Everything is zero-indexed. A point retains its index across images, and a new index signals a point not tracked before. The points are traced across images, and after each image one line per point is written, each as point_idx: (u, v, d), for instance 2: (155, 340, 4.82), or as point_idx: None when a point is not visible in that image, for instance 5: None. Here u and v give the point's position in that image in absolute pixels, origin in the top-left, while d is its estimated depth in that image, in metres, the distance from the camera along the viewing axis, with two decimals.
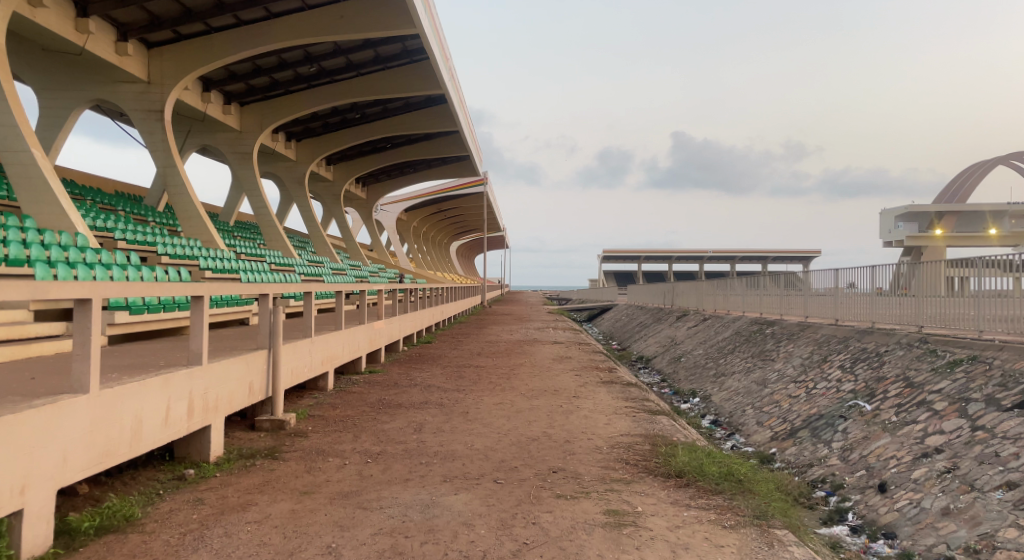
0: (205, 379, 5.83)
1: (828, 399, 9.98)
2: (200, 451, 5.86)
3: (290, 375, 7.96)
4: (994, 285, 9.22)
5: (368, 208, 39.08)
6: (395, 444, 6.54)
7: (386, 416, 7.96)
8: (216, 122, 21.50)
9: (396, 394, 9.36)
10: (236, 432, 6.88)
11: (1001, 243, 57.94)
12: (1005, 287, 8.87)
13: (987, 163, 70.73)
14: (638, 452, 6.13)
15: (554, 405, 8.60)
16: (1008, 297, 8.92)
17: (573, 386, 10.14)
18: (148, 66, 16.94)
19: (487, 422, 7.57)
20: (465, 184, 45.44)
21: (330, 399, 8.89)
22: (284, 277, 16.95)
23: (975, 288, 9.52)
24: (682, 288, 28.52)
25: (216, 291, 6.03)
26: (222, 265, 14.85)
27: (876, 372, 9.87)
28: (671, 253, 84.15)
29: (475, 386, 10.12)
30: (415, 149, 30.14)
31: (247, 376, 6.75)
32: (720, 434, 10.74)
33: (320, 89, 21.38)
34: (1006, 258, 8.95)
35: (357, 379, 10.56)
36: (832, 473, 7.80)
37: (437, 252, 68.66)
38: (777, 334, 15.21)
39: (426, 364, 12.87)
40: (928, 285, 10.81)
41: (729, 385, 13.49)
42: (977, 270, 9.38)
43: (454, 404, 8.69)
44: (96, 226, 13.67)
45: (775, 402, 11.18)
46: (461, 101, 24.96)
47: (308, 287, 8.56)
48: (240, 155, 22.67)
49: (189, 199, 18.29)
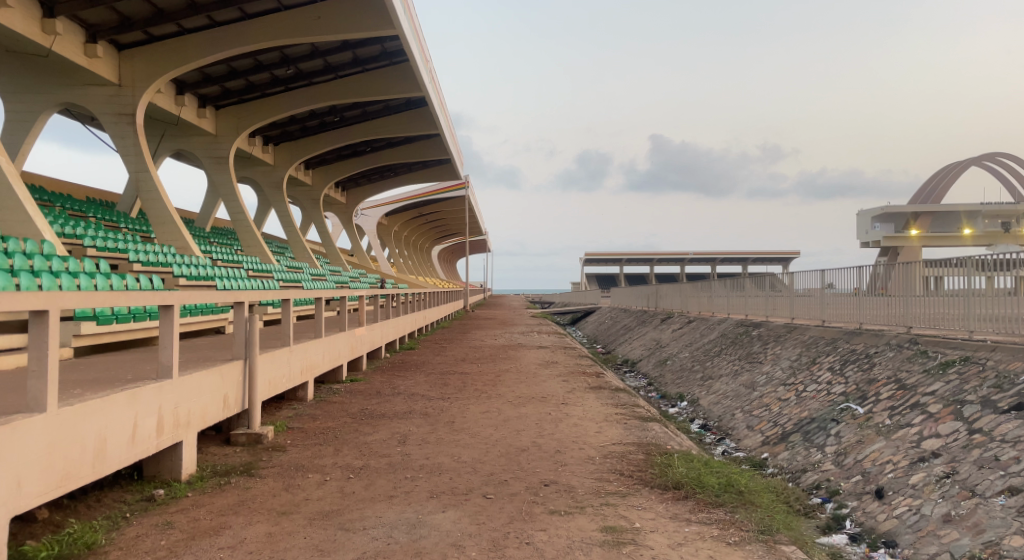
0: (175, 393, 5.51)
1: (819, 402, 9.83)
2: (171, 469, 5.55)
3: (268, 386, 7.65)
4: (966, 284, 9.40)
5: (348, 213, 38.65)
6: (378, 458, 6.26)
7: (369, 427, 7.66)
8: (191, 125, 21.02)
9: (379, 404, 9.07)
10: (210, 447, 6.55)
11: (975, 243, 58.85)
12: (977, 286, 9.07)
13: (961, 164, 71.77)
14: (633, 463, 5.91)
15: (543, 412, 8.36)
16: (995, 297, 8.85)
17: (561, 392, 9.91)
18: (119, 68, 16.47)
19: (474, 433, 7.31)
20: (446, 188, 45.15)
21: (310, 410, 8.58)
22: (262, 283, 16.55)
23: (947, 287, 9.72)
24: (666, 290, 28.46)
25: (187, 300, 5.71)
26: (197, 272, 14.45)
27: (867, 374, 9.74)
28: (652, 255, 84.39)
29: (460, 394, 9.85)
30: (395, 152, 29.79)
31: (222, 388, 6.43)
32: (710, 438, 10.57)
33: (298, 92, 21.00)
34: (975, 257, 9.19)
35: (338, 388, 10.25)
36: (828, 479, 7.63)
37: (419, 256, 68.23)
38: (763, 335, 15.12)
39: (410, 371, 12.57)
40: (902, 284, 11.00)
41: (718, 389, 13.33)
42: (948, 270, 9.60)
43: (440, 413, 8.41)
44: (64, 233, 13.21)
45: (765, 405, 11.04)
46: (442, 103, 24.69)
47: (286, 294, 8.26)
48: (216, 159, 22.20)
49: (163, 205, 17.80)
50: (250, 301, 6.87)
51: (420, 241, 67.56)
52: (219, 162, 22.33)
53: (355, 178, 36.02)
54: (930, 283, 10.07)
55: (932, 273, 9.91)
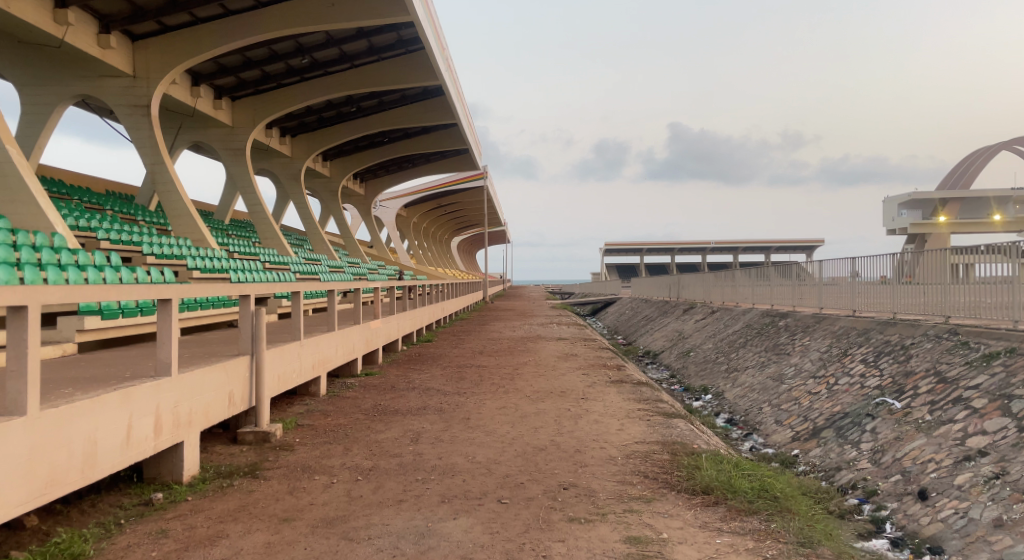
0: (174, 391, 5.26)
1: (853, 395, 9.38)
2: (172, 471, 5.32)
3: (278, 382, 7.40)
4: (993, 271, 9.17)
5: (367, 204, 38.49)
6: (389, 458, 5.96)
7: (381, 424, 7.37)
8: (206, 117, 20.89)
9: (392, 399, 8.79)
10: (215, 447, 6.31)
11: (1006, 229, 56.96)
12: (1006, 273, 8.85)
13: (991, 148, 69.93)
14: (657, 464, 5.56)
15: (562, 408, 8.02)
16: None
17: (581, 387, 9.56)
18: (133, 59, 16.34)
19: (490, 430, 6.99)
20: (464, 179, 44.85)
21: (322, 407, 8.32)
22: (278, 275, 16.37)
23: (977, 274, 9.49)
24: (687, 280, 27.91)
25: (187, 293, 5.46)
26: (211, 265, 14.27)
27: (903, 366, 9.25)
28: (673, 244, 83.48)
29: (477, 388, 9.54)
30: (413, 143, 29.50)
31: (227, 385, 6.18)
32: (737, 434, 10.18)
33: (313, 82, 20.77)
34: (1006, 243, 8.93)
35: (352, 383, 10.00)
36: (865, 478, 7.22)
37: (438, 248, 68.07)
38: (790, 326, 14.61)
39: (426, 364, 12.29)
40: (931, 272, 10.71)
41: (743, 381, 12.89)
42: (976, 256, 9.39)
43: (455, 410, 8.11)
44: (79, 226, 13.10)
45: (794, 398, 10.59)
46: (459, 92, 24.32)
47: (296, 286, 8.01)
48: (233, 151, 22.07)
49: (179, 198, 17.66)
50: (256, 295, 6.62)
51: (439, 233, 67.40)
52: (235, 154, 22.19)
53: (373, 169, 35.81)
54: (958, 270, 9.89)
55: (960, 260, 9.68)
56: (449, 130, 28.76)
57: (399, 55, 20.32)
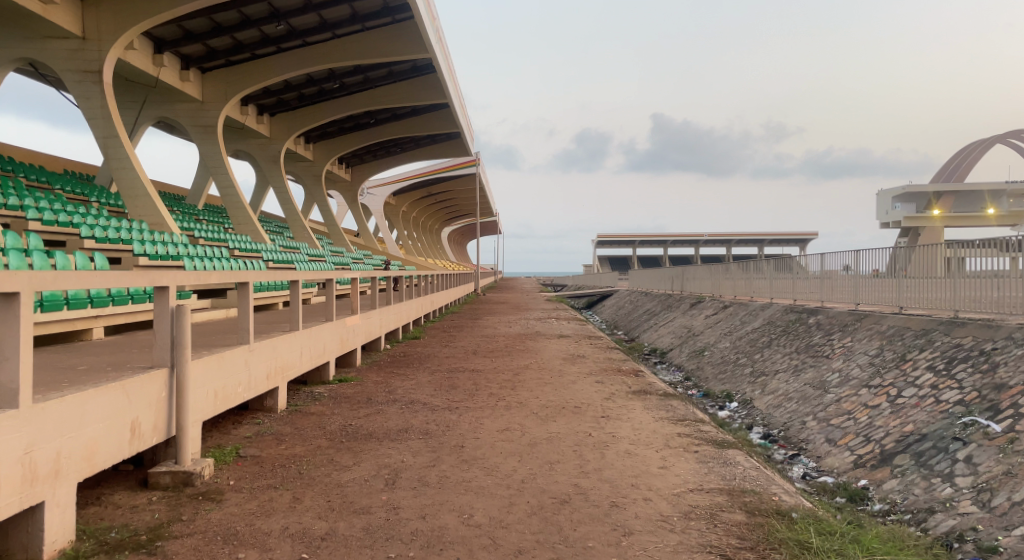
0: (26, 430, 3.56)
1: (927, 413, 7.72)
2: (27, 546, 3.63)
3: (213, 399, 5.68)
4: (987, 265, 9.38)
5: (353, 191, 36.56)
6: (354, 518, 4.25)
7: (349, 456, 5.66)
8: (172, 89, 18.96)
9: (367, 417, 7.06)
10: (114, 498, 4.57)
11: (998, 223, 55.60)
12: (1002, 267, 9.05)
13: (985, 140, 68.74)
14: (736, 534, 3.94)
15: (580, 433, 6.31)
16: (1015, 278, 8.92)
17: (598, 400, 7.86)
18: (83, 19, 14.44)
19: (490, 468, 5.29)
20: (455, 165, 43.10)
21: (278, 428, 6.59)
22: (246, 264, 14.58)
23: (967, 269, 9.73)
24: (690, 272, 26.27)
25: (51, 283, 3.75)
26: (164, 251, 12.47)
27: (990, 378, 7.60)
28: (666, 236, 81.93)
29: (471, 401, 7.84)
30: (401, 125, 27.65)
31: (127, 413, 4.45)
32: (780, 455, 8.54)
33: (291, 53, 18.95)
34: (1002, 239, 9.09)
35: (320, 393, 8.27)
36: (975, 527, 5.59)
37: (428, 237, 66.14)
38: (823, 324, 12.95)
39: (410, 369, 10.53)
40: (920, 266, 11.06)
41: (775, 388, 11.24)
42: (969, 250, 9.63)
43: (445, 433, 6.41)
44: (7, 203, 11.26)
45: (847, 413, 8.93)
46: (450, 69, 22.56)
47: (246, 276, 6.31)
48: (204, 128, 20.17)
49: (137, 176, 15.54)
50: (177, 286, 4.94)
51: (429, 222, 65.50)
52: (205, 131, 20.27)
53: (359, 153, 33.87)
54: (949, 263, 10.13)
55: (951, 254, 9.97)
56: (440, 112, 26.97)
57: (384, 25, 18.54)
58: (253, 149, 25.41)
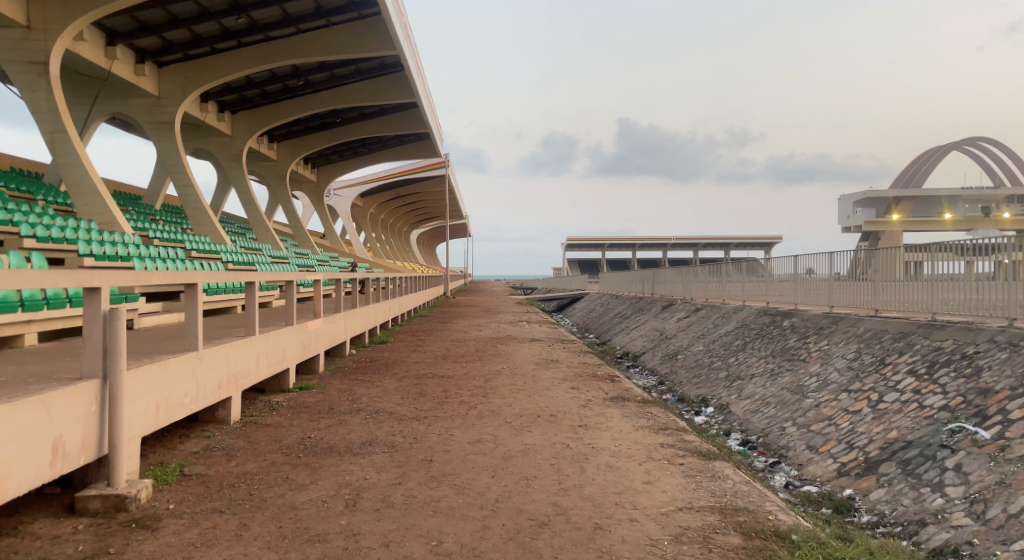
0: None
1: (911, 419, 7.50)
2: None
3: (155, 412, 5.15)
4: (947, 269, 9.48)
5: (318, 191, 35.74)
6: (308, 548, 3.79)
7: (306, 474, 5.17)
8: (126, 84, 18.14)
9: (328, 428, 6.57)
10: (33, 528, 4.03)
11: (955, 228, 56.12)
12: (959, 271, 9.18)
13: (942, 148, 70.44)
14: None
15: (557, 444, 5.90)
16: (976, 281, 9.00)
17: (574, 408, 7.49)
18: (27, 7, 13.64)
19: (462, 486, 4.86)
20: (424, 167, 42.55)
21: (230, 442, 6.06)
22: (203, 265, 13.90)
23: (930, 273, 9.78)
24: (661, 275, 26.13)
25: None
26: (113, 252, 11.78)
27: (975, 383, 7.41)
28: (635, 239, 82.29)
29: (440, 410, 7.40)
30: (368, 124, 27.05)
31: (45, 431, 3.93)
32: (761, 463, 8.26)
33: (253, 48, 18.29)
34: (959, 244, 9.24)
35: (278, 402, 7.73)
36: (971, 542, 5.33)
37: (397, 240, 65.34)
38: (797, 327, 12.80)
39: (376, 375, 10.03)
40: (885, 270, 11.23)
41: (752, 393, 10.99)
42: (932, 255, 9.66)
43: (412, 446, 5.97)
44: None
45: (827, 418, 8.69)
46: (419, 68, 22.08)
47: (193, 277, 5.77)
48: (160, 125, 19.34)
49: (86, 172, 14.66)
50: (111, 287, 4.44)
51: (397, 225, 64.71)
52: (162, 127, 19.44)
53: (325, 153, 33.13)
54: (910, 267, 10.27)
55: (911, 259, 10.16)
56: (408, 111, 26.44)
57: (350, 21, 18.01)
58: (213, 147, 24.55)
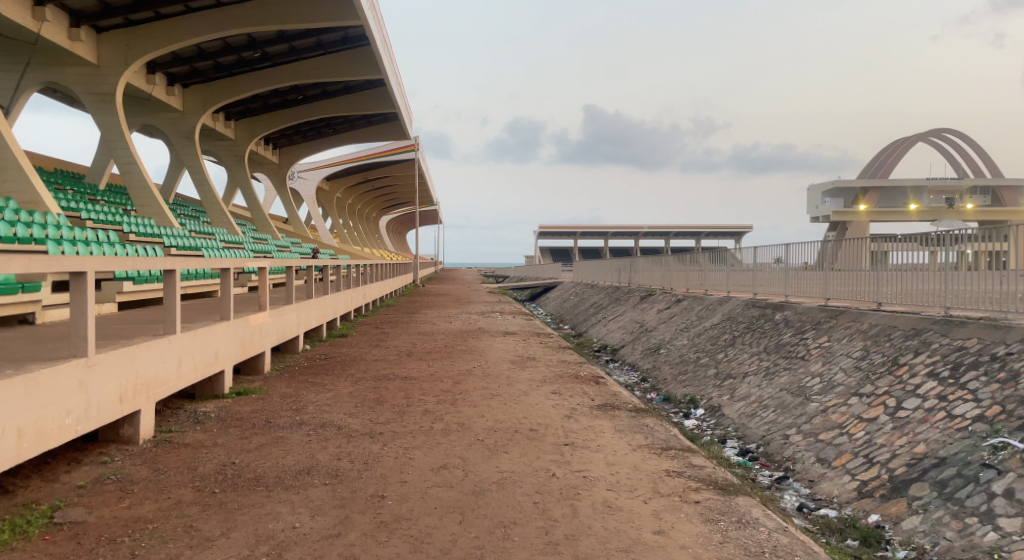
0: None
1: (940, 431, 6.55)
2: None
3: (12, 438, 3.95)
4: (936, 257, 9.01)
5: (280, 174, 34.06)
6: None
7: (217, 520, 3.99)
8: (59, 50, 16.44)
9: (260, 450, 5.37)
10: None
11: (919, 218, 56.91)
12: (923, 260, 9.20)
13: (909, 138, 70.86)
14: None
15: (540, 473, 4.78)
16: (986, 272, 8.22)
17: (558, 419, 6.40)
18: None
19: (421, 538, 3.74)
20: (392, 150, 41.09)
21: (131, 470, 4.83)
22: (139, 249, 12.52)
23: (937, 261, 8.98)
24: (638, 264, 25.16)
25: None
26: (28, 234, 10.36)
27: (1013, 390, 6.49)
28: (607, 228, 81.56)
29: (399, 423, 6.25)
30: (332, 102, 25.55)
31: None
32: (766, 478, 7.25)
33: (202, 14, 16.75)
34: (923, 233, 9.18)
35: (206, 413, 6.48)
36: None
37: (366, 226, 63.64)
38: (790, 321, 11.90)
39: (330, 376, 8.82)
40: (851, 260, 11.12)
41: (746, 394, 10.03)
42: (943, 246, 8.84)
43: (360, 475, 4.80)
44: None
45: (838, 427, 7.72)
46: (386, 42, 20.71)
47: (77, 264, 4.48)
48: (100, 97, 17.66)
49: (6, 144, 13.09)
50: None
51: (366, 210, 62.81)
52: (102, 99, 17.77)
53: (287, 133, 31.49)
54: (878, 257, 10.26)
55: (879, 248, 10.14)
56: (374, 89, 25.00)
57: None
58: (163, 123, 22.84)
